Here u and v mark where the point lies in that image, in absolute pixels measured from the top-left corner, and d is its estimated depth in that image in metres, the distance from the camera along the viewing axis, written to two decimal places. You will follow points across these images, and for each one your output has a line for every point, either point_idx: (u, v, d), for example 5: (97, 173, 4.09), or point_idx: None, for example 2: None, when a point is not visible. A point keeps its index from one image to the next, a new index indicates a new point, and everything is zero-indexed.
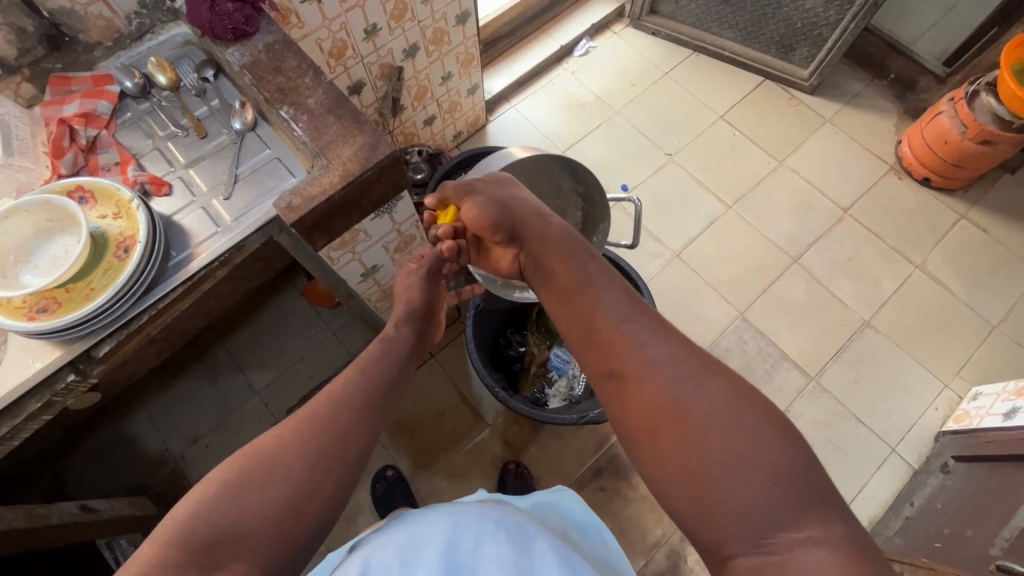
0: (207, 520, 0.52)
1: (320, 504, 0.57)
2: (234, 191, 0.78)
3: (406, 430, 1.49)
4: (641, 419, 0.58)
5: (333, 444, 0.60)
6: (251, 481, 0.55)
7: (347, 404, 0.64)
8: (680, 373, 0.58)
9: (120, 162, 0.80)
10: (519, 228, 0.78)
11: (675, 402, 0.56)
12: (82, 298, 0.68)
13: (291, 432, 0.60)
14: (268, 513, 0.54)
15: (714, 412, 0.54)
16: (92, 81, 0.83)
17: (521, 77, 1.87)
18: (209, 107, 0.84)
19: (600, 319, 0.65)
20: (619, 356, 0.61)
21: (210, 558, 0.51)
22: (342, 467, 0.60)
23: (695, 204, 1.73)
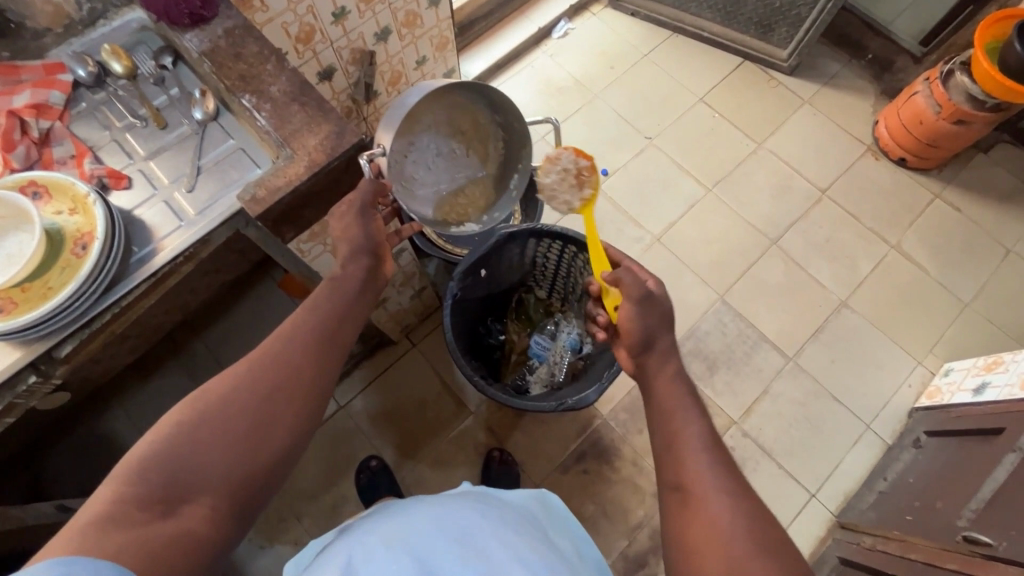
0: (163, 460, 0.54)
1: (279, 436, 0.61)
2: (197, 183, 0.76)
3: (390, 420, 1.49)
4: (686, 526, 0.59)
5: (287, 381, 0.62)
6: (208, 419, 0.57)
7: (300, 341, 0.66)
8: (732, 503, 0.59)
9: (76, 155, 0.77)
10: (647, 354, 0.76)
11: (717, 527, 0.57)
12: (39, 298, 0.66)
13: (248, 373, 0.61)
14: (231, 449, 0.57)
15: (746, 547, 0.56)
16: (43, 70, 0.79)
17: (498, 60, 1.84)
18: (168, 96, 0.81)
19: (677, 440, 0.65)
20: (686, 469, 0.62)
21: (170, 493, 0.53)
22: (297, 402, 0.63)
23: (675, 188, 1.73)
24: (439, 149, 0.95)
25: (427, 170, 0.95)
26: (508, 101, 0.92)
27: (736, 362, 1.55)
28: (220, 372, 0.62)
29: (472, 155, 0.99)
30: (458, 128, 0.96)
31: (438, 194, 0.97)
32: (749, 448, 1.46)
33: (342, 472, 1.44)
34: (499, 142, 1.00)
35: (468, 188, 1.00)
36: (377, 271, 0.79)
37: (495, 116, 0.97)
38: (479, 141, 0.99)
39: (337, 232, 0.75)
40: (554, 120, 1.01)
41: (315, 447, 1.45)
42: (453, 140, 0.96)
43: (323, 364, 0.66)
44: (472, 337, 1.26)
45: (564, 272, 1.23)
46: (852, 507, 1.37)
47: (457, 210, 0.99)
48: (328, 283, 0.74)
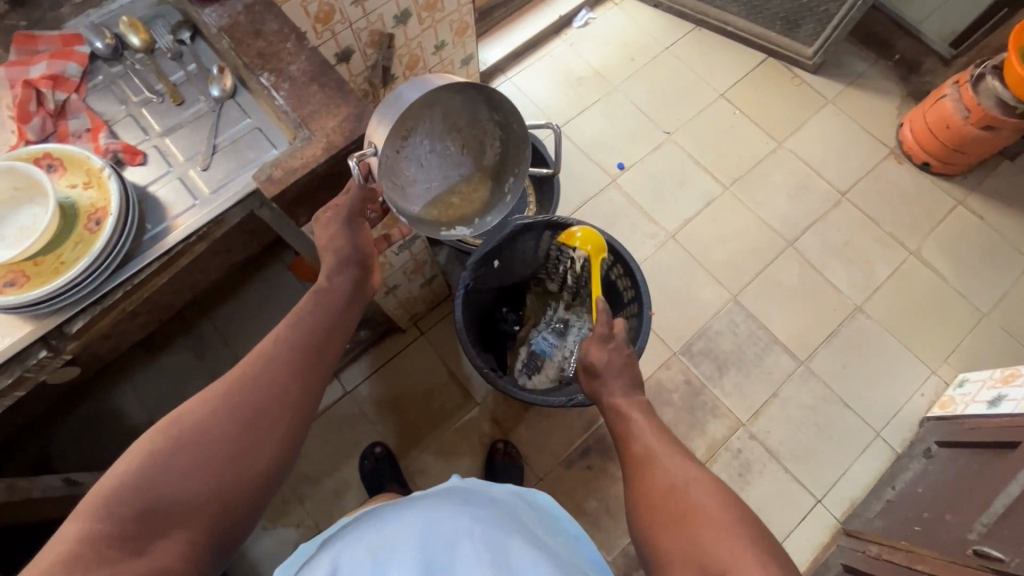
0: (138, 490, 0.52)
1: (262, 460, 0.59)
2: (212, 161, 0.75)
3: (395, 408, 1.48)
4: (639, 488, 0.65)
5: (271, 402, 0.61)
6: (186, 446, 0.56)
7: (283, 358, 0.65)
8: (673, 459, 0.66)
9: (92, 129, 0.76)
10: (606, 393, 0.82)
11: (661, 476, 0.64)
12: (51, 272, 0.66)
13: (228, 395, 0.60)
14: (211, 476, 0.56)
15: (685, 486, 0.61)
16: (60, 41, 0.78)
17: (517, 48, 1.81)
18: (186, 72, 0.80)
19: (627, 432, 0.74)
20: (635, 449, 0.71)
21: (145, 526, 0.51)
22: (281, 424, 0.61)
23: (692, 184, 1.71)
24: (433, 146, 0.87)
25: (421, 167, 0.88)
26: (512, 107, 0.82)
27: (747, 363, 1.53)
28: (198, 394, 0.60)
29: (467, 154, 0.91)
30: (454, 124, 0.86)
31: (429, 194, 0.90)
32: (756, 451, 1.45)
33: (347, 457, 1.44)
34: (496, 142, 0.91)
35: (461, 190, 0.92)
36: (365, 282, 0.78)
37: (495, 115, 0.86)
38: (475, 138, 0.89)
39: (324, 240, 0.73)
40: (554, 125, 0.91)
41: (320, 431, 1.45)
42: (449, 138, 0.87)
43: (308, 381, 0.65)
44: (484, 328, 1.24)
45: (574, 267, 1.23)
46: (859, 515, 1.35)
47: (449, 211, 0.92)
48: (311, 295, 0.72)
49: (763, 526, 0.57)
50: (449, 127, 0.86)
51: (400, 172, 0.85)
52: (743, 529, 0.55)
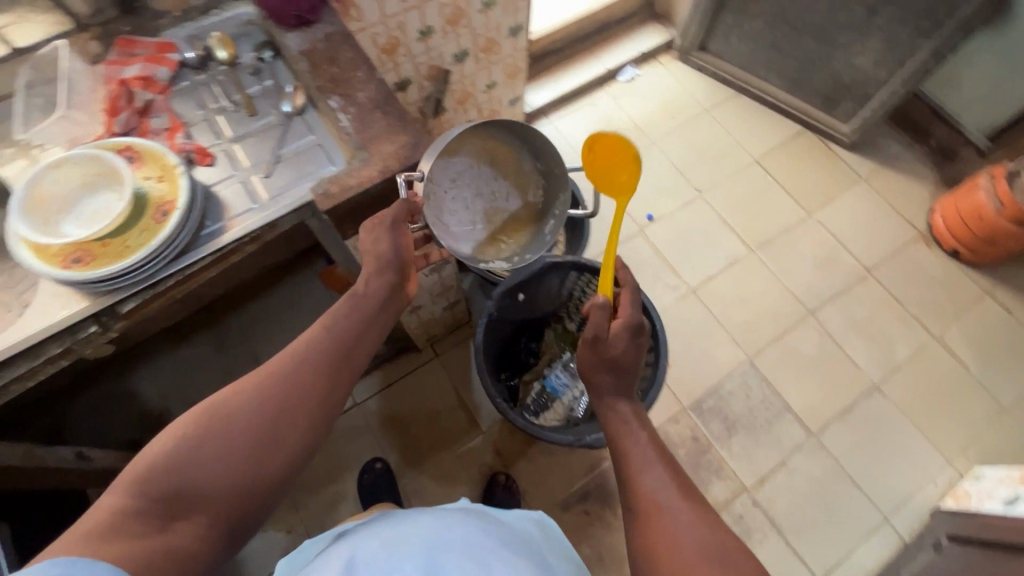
0: (165, 471, 0.56)
1: (282, 457, 0.63)
2: (274, 170, 0.80)
3: (400, 426, 1.49)
4: (654, 546, 0.62)
5: (297, 400, 0.65)
6: (213, 435, 0.59)
7: (315, 359, 0.68)
8: (689, 512, 0.64)
9: (170, 128, 0.82)
10: (613, 411, 0.76)
11: (682, 538, 0.61)
12: (115, 254, 0.70)
13: (259, 390, 0.63)
14: (232, 468, 0.59)
15: (709, 552, 0.60)
16: (156, 48, 0.86)
17: (562, 94, 1.90)
18: (262, 87, 0.87)
19: (638, 462, 0.70)
20: (645, 490, 0.66)
21: (167, 507, 0.55)
22: (304, 423, 0.65)
23: (718, 243, 1.73)
24: (477, 190, 0.94)
25: (466, 209, 0.93)
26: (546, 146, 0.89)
27: (757, 428, 1.51)
28: (229, 386, 0.64)
29: (511, 199, 0.96)
30: (499, 172, 0.95)
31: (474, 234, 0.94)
32: (757, 518, 1.42)
33: (347, 469, 1.44)
34: (537, 187, 0.97)
35: (506, 231, 0.96)
36: (401, 288, 0.79)
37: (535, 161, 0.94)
38: (516, 184, 0.96)
39: (367, 245, 0.76)
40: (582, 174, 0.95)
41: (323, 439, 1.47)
42: (492, 183, 0.94)
43: (334, 385, 0.68)
44: (501, 355, 1.27)
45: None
46: None
47: (492, 249, 0.95)
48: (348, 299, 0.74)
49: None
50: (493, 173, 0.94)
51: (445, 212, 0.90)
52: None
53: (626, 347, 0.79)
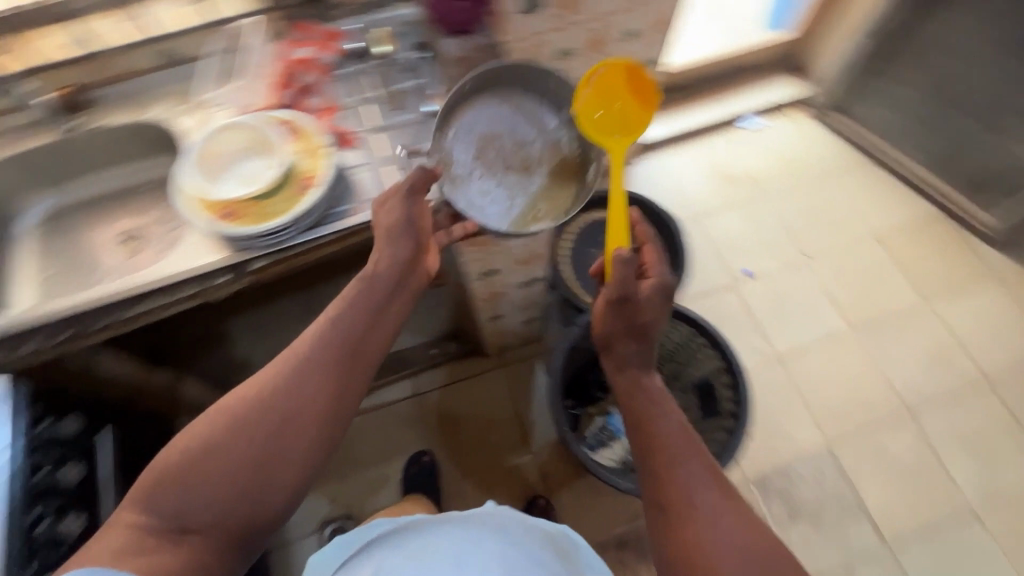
0: (170, 488, 0.58)
1: (285, 470, 0.62)
2: (406, 165, 0.84)
3: (454, 426, 1.51)
4: (687, 552, 0.57)
5: (296, 412, 0.63)
6: (214, 451, 0.60)
7: (317, 367, 0.66)
8: (725, 513, 0.59)
9: (324, 110, 0.89)
10: (637, 392, 0.69)
11: (719, 546, 0.57)
12: (259, 216, 0.77)
13: (257, 405, 0.63)
14: (237, 483, 0.60)
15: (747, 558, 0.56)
16: (327, 35, 0.93)
17: (680, 132, 1.86)
18: (410, 83, 0.91)
19: (662, 448, 0.64)
20: (678, 486, 0.61)
21: (176, 523, 0.58)
22: (304, 434, 0.63)
23: (817, 315, 1.62)
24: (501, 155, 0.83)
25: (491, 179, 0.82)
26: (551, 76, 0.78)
27: (824, 523, 1.39)
28: (226, 400, 0.64)
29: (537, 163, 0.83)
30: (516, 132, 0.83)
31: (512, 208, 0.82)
32: None
33: (396, 455, 1.48)
34: (571, 143, 0.84)
35: (541, 198, 0.81)
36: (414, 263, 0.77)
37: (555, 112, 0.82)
38: (546, 140, 0.84)
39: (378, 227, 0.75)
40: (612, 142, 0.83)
41: (380, 420, 1.51)
42: (516, 145, 0.83)
43: (336, 391, 0.66)
44: (572, 382, 1.25)
45: (675, 359, 1.22)
46: None
47: (529, 219, 0.81)
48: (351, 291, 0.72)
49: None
50: (510, 132, 0.82)
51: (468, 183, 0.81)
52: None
53: (653, 305, 0.73)
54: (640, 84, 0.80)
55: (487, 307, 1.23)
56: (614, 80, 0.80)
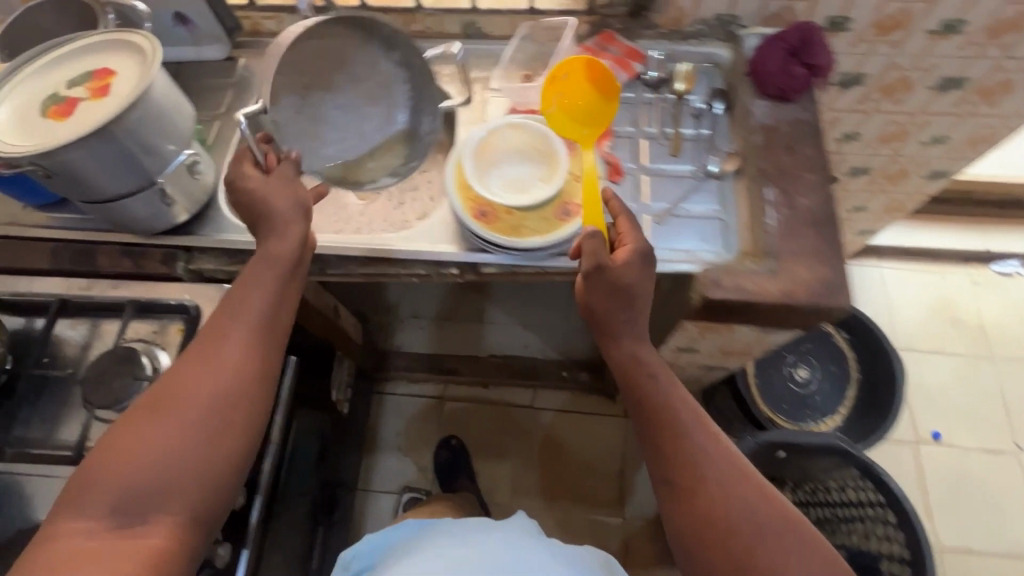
0: (110, 490, 0.55)
1: (215, 449, 0.59)
2: (667, 221, 0.78)
3: (556, 455, 1.46)
4: (702, 525, 0.57)
5: (207, 395, 0.60)
6: (133, 452, 0.57)
7: (228, 350, 0.63)
8: (737, 484, 0.59)
9: (599, 131, 0.84)
10: (627, 374, 0.67)
11: (734, 517, 0.57)
12: (513, 227, 0.73)
13: (164, 402, 0.60)
14: (167, 475, 0.57)
15: (758, 523, 0.56)
16: (627, 52, 0.88)
17: (913, 246, 1.61)
18: (697, 133, 0.84)
19: (659, 401, 0.64)
20: (688, 458, 0.60)
21: (127, 518, 0.55)
22: (218, 410, 0.60)
23: (1005, 519, 1.34)
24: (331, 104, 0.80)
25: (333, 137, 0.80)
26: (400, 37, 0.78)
27: None
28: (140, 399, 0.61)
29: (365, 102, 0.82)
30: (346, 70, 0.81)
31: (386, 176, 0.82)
32: None
33: (491, 456, 1.46)
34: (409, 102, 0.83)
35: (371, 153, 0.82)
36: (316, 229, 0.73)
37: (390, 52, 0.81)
38: (380, 89, 0.82)
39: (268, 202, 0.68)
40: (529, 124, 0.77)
41: (490, 418, 1.50)
42: (348, 84, 0.81)
43: (248, 365, 0.63)
44: None
45: (855, 525, 1.02)
46: None
47: (353, 174, 0.81)
48: (253, 267, 0.67)
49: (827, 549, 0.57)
50: (340, 70, 0.80)
51: (312, 142, 0.79)
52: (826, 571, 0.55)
53: (636, 277, 0.67)
54: (600, 73, 0.74)
55: None
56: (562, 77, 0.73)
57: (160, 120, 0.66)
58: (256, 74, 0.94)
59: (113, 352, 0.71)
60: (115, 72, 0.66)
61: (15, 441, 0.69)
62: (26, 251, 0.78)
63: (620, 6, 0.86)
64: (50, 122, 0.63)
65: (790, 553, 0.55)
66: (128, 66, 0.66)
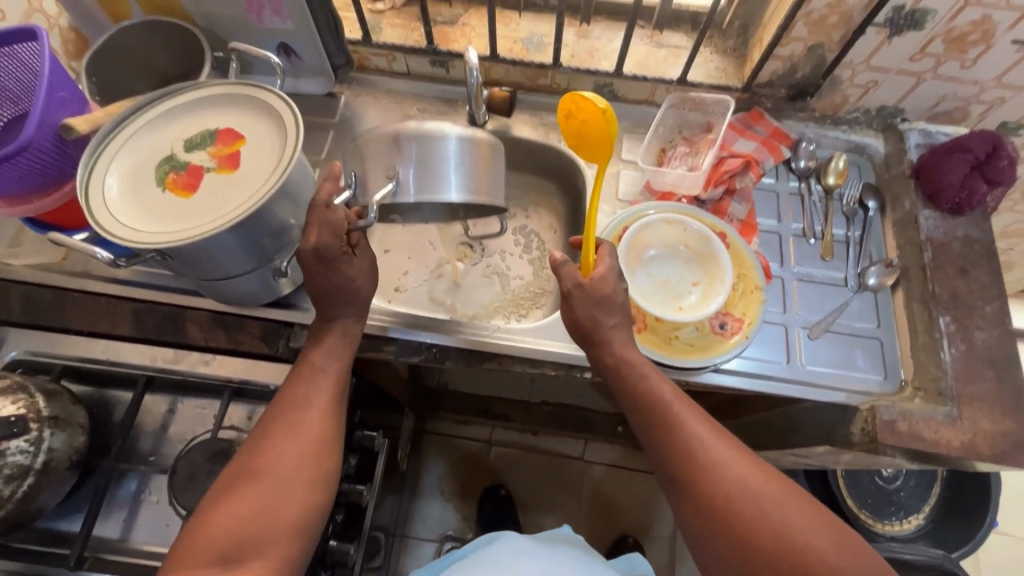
0: (218, 528, 0.50)
1: (307, 488, 0.54)
2: (822, 337, 0.70)
3: (607, 512, 1.40)
4: (708, 520, 0.53)
5: (298, 446, 0.55)
6: (229, 506, 0.51)
7: (315, 399, 0.59)
8: (735, 465, 0.54)
9: (744, 224, 0.76)
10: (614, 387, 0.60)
11: (737, 503, 0.52)
12: (662, 338, 0.67)
13: (255, 452, 0.55)
14: (259, 520, 0.51)
15: (764, 503, 0.51)
16: (774, 133, 0.79)
17: None
18: (849, 235, 0.77)
19: (650, 406, 0.58)
20: (687, 456, 0.55)
21: (232, 552, 0.49)
22: (309, 460, 0.55)
23: None
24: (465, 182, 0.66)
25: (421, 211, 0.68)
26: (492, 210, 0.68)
27: None
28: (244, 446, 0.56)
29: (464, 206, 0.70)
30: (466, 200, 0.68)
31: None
32: None
33: (539, 509, 1.40)
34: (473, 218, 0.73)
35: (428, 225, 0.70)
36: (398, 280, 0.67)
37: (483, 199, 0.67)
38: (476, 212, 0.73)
39: (355, 295, 0.61)
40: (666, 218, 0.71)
41: (538, 467, 1.44)
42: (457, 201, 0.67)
43: (334, 418, 0.59)
44: None
45: None
46: None
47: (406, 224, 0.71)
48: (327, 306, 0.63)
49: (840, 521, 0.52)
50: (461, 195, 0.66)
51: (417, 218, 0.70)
52: (849, 552, 0.49)
53: (617, 290, 0.61)
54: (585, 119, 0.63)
55: None
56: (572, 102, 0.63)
57: (295, 198, 0.56)
58: (359, 114, 0.84)
59: (204, 446, 0.64)
60: (245, 137, 0.57)
61: (94, 542, 0.63)
62: (101, 312, 0.67)
63: (779, 87, 0.78)
64: (172, 196, 0.54)
65: (803, 528, 0.50)
66: (261, 133, 0.57)
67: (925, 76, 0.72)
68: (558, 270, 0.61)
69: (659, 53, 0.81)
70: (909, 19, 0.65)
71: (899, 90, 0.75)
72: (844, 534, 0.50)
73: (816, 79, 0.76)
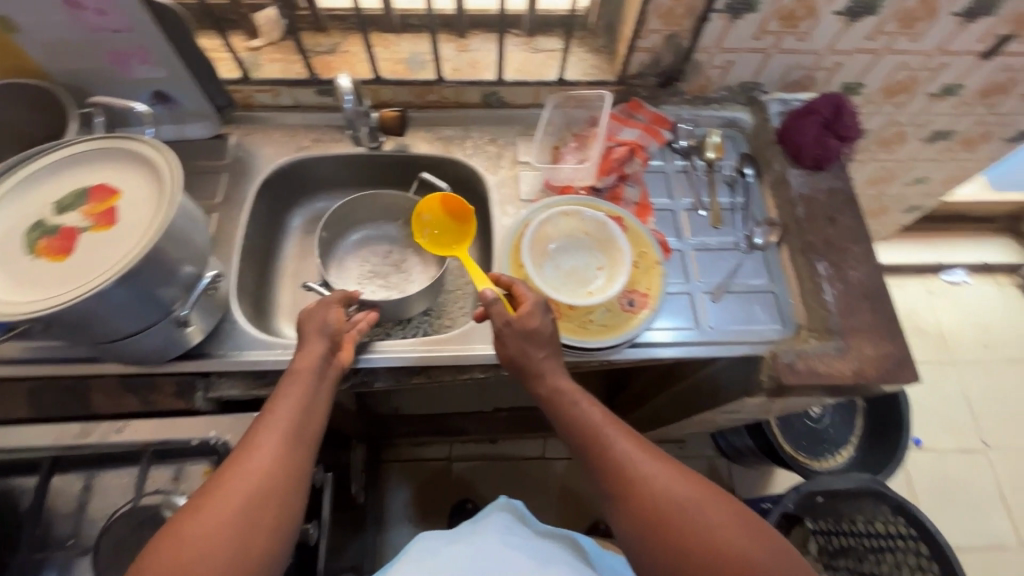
0: None
1: (257, 540, 0.49)
2: (723, 299, 0.76)
3: (575, 505, 1.42)
4: (644, 521, 0.53)
5: (247, 484, 0.50)
6: (169, 555, 0.46)
7: (268, 439, 0.54)
8: (660, 471, 0.55)
9: (640, 206, 0.81)
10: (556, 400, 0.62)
11: (664, 503, 0.53)
12: (576, 325, 0.70)
13: (202, 493, 0.50)
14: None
15: (686, 502, 0.53)
16: (653, 120, 0.85)
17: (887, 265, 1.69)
18: (734, 202, 0.83)
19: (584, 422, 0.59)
20: (615, 462, 0.56)
21: None
22: (260, 509, 0.50)
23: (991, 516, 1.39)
24: (387, 248, 0.89)
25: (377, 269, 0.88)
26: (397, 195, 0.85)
27: None
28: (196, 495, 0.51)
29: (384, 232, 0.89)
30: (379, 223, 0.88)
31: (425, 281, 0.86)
32: None
33: None
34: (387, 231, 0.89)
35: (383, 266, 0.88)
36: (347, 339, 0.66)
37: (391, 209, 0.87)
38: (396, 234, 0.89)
39: None
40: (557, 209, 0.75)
41: (502, 473, 1.45)
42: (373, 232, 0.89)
43: (292, 451, 0.54)
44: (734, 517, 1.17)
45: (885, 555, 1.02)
46: None
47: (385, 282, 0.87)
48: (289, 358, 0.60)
49: (759, 519, 0.53)
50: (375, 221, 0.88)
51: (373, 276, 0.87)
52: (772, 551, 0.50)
53: (546, 322, 0.63)
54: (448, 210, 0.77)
55: (681, 428, 1.10)
56: (430, 200, 0.77)
57: (183, 246, 0.55)
58: (252, 152, 0.83)
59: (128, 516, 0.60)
60: (120, 191, 0.55)
61: None
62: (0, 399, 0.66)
63: (649, 76, 0.84)
64: (45, 263, 0.52)
65: (723, 524, 0.51)
66: (136, 186, 0.56)
67: (771, 51, 0.80)
68: (488, 310, 0.63)
69: (537, 58, 0.85)
70: (743, 2, 0.72)
71: (753, 65, 0.82)
72: (761, 529, 0.52)
73: (680, 64, 0.82)
